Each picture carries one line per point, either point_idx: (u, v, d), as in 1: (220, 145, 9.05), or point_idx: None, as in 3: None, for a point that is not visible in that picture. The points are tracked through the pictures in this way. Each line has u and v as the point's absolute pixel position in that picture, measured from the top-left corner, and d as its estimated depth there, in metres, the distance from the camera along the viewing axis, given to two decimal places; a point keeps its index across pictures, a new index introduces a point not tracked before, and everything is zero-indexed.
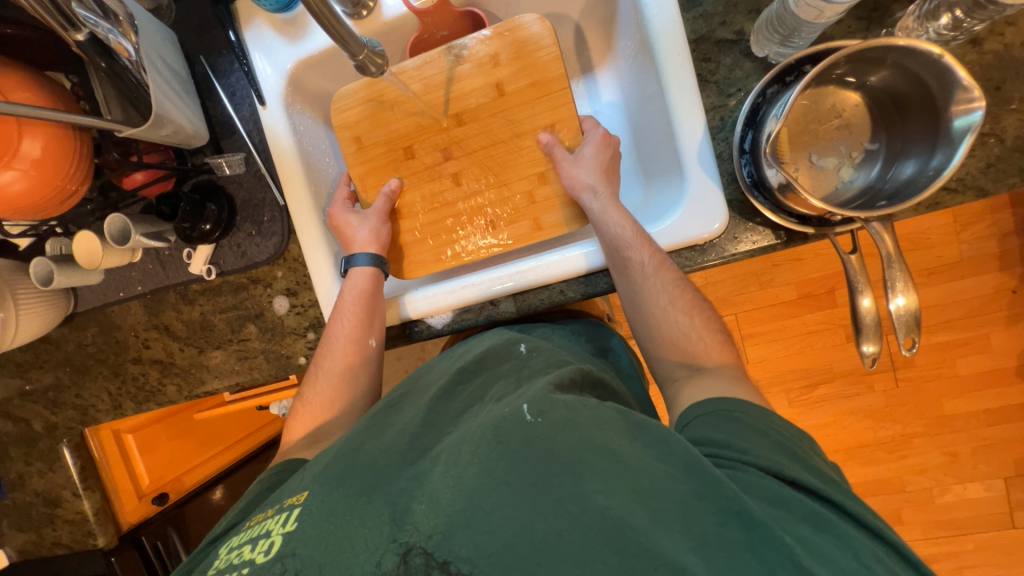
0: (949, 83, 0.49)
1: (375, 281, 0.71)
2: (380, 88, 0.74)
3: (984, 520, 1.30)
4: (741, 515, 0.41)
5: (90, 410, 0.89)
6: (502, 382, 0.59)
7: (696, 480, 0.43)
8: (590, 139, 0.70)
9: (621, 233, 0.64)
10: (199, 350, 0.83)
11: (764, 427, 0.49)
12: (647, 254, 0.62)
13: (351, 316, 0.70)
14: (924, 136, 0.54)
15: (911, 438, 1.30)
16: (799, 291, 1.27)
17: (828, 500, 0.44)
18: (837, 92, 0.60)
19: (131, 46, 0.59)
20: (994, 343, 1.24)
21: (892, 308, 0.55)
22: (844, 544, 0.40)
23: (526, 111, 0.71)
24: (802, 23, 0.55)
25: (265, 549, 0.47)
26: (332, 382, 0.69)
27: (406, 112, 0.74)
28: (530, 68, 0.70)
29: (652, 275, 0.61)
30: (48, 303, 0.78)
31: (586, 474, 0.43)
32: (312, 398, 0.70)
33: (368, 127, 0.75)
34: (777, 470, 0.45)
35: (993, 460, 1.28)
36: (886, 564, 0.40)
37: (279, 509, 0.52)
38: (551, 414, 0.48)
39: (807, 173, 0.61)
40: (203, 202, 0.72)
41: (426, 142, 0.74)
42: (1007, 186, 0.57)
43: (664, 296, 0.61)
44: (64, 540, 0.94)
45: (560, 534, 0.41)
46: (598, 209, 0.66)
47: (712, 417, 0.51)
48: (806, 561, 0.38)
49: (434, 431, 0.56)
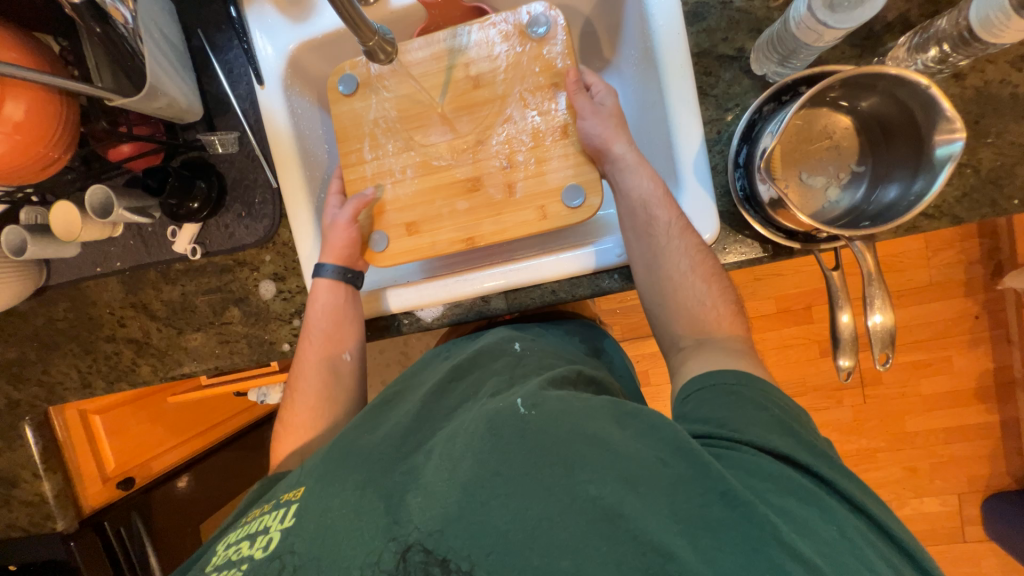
0: (935, 113, 0.51)
1: (334, 294, 0.70)
2: (415, 221, 0.71)
3: (936, 533, 1.37)
4: (726, 494, 0.40)
5: (57, 388, 0.86)
6: (494, 381, 0.60)
7: (685, 462, 0.43)
8: (606, 101, 0.68)
9: (651, 189, 0.63)
10: (178, 331, 0.81)
11: (764, 402, 0.50)
12: (673, 215, 0.62)
13: (320, 332, 0.70)
14: (907, 163, 0.57)
15: (875, 452, 1.35)
16: (779, 306, 1.31)
17: (816, 476, 0.44)
18: (829, 114, 0.62)
19: (128, 13, 0.56)
20: (956, 364, 1.30)
21: (870, 325, 0.58)
22: (828, 516, 0.41)
23: (544, 163, 0.69)
24: (802, 45, 0.57)
25: (264, 545, 0.48)
26: (310, 402, 0.70)
27: (449, 225, 0.71)
28: (589, 190, 0.68)
29: (676, 236, 0.62)
30: (18, 274, 0.75)
31: (579, 465, 0.44)
32: (293, 419, 0.70)
33: (417, 219, 0.72)
34: (769, 447, 0.45)
35: (948, 477, 1.34)
36: (867, 538, 0.41)
37: (277, 505, 0.52)
38: (543, 407, 0.49)
39: (797, 190, 0.63)
40: (192, 179, 0.71)
41: (447, 183, 0.71)
42: (978, 216, 0.60)
43: (685, 260, 0.62)
44: (19, 523, 0.92)
45: (552, 520, 0.41)
46: (631, 161, 0.65)
47: (713, 392, 0.52)
48: (789, 538, 0.38)
49: (426, 427, 0.56)
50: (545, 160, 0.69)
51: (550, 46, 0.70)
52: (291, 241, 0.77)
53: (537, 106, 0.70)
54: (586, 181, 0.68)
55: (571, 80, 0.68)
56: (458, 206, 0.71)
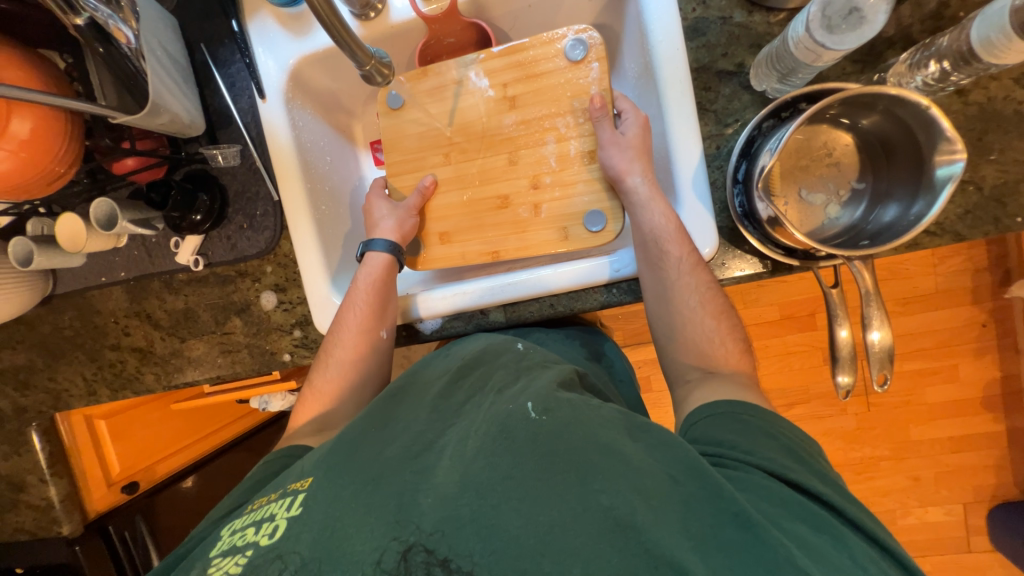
0: (935, 133, 0.51)
1: (389, 269, 0.71)
2: (447, 230, 0.75)
3: (940, 542, 1.35)
4: (739, 516, 0.40)
5: (63, 395, 0.87)
6: (501, 373, 0.59)
7: (696, 482, 0.43)
8: (630, 121, 0.67)
9: (663, 224, 0.62)
10: (181, 340, 0.82)
11: (773, 432, 0.50)
12: (685, 251, 0.61)
13: (363, 304, 0.69)
14: (907, 183, 0.56)
15: (879, 461, 1.34)
16: (781, 313, 1.30)
17: (831, 506, 0.44)
18: (830, 131, 0.62)
19: (131, 33, 0.57)
20: (962, 373, 1.29)
21: (869, 343, 0.57)
22: (840, 544, 0.40)
23: (569, 188, 0.71)
24: (801, 65, 0.56)
25: (271, 532, 0.47)
26: (343, 370, 0.69)
27: (477, 238, 0.74)
28: (611, 218, 0.70)
29: (687, 272, 0.61)
30: (26, 284, 0.76)
31: (591, 474, 0.43)
32: (323, 386, 0.69)
33: (449, 230, 0.75)
34: (780, 472, 0.45)
35: (954, 486, 1.33)
36: (881, 568, 0.40)
37: (284, 493, 0.52)
38: (555, 412, 0.49)
39: (796, 208, 0.62)
40: (194, 192, 0.71)
41: (476, 198, 0.74)
42: (981, 233, 0.60)
43: (694, 298, 0.61)
44: (27, 526, 0.93)
45: (564, 526, 0.41)
46: (643, 196, 0.64)
47: (721, 418, 0.52)
48: (803, 563, 0.38)
49: (438, 424, 0.55)
50: (572, 184, 0.71)
51: (587, 71, 0.70)
52: (292, 253, 0.77)
53: (567, 130, 0.71)
54: (609, 208, 0.70)
55: (595, 106, 0.67)
56: (485, 221, 0.74)
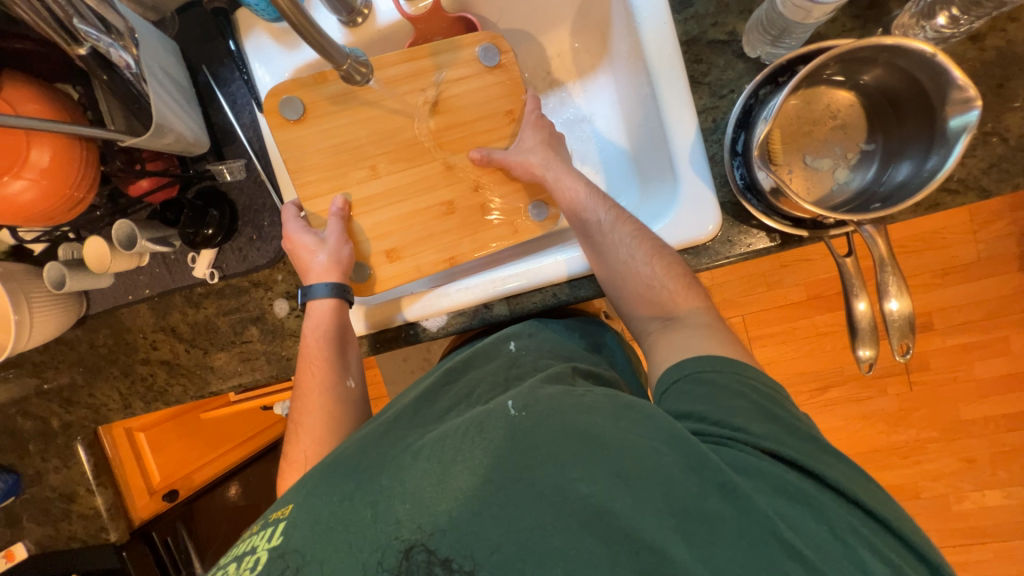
0: (945, 82, 0.48)
1: (337, 313, 0.69)
2: (394, 247, 0.74)
3: (1002, 528, 1.26)
4: (725, 486, 0.40)
5: (102, 409, 0.91)
6: (488, 385, 0.60)
7: (682, 452, 0.42)
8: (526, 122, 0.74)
9: (575, 197, 0.68)
10: (204, 351, 0.85)
11: (740, 388, 0.48)
12: (602, 212, 0.66)
13: (318, 359, 0.67)
14: (920, 137, 0.53)
15: (926, 443, 1.26)
16: (808, 292, 1.24)
17: (800, 466, 0.42)
18: (829, 91, 0.59)
19: (131, 58, 0.61)
20: (1015, 346, 1.20)
21: (887, 313, 0.54)
22: (818, 514, 0.40)
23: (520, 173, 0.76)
24: (791, 24, 0.55)
25: (252, 565, 0.45)
26: (315, 435, 0.65)
27: (430, 249, 0.74)
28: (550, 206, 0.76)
29: (609, 229, 0.64)
30: (60, 305, 0.81)
31: (568, 464, 0.43)
32: (296, 457, 0.64)
33: (396, 246, 0.74)
34: (757, 442, 0.43)
35: (1013, 467, 1.24)
36: (864, 536, 0.39)
37: (265, 523, 0.50)
38: (534, 408, 0.48)
39: (801, 175, 0.60)
40: (205, 208, 0.74)
41: (421, 207, 0.74)
42: (1010, 185, 0.55)
43: (624, 248, 0.62)
44: (79, 535, 0.96)
45: (547, 520, 0.41)
46: (552, 179, 0.70)
47: (688, 383, 0.50)
48: (787, 534, 0.38)
49: (417, 431, 0.56)
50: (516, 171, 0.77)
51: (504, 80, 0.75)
52: None
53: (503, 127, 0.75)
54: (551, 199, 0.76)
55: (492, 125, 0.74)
56: (433, 230, 0.74)
